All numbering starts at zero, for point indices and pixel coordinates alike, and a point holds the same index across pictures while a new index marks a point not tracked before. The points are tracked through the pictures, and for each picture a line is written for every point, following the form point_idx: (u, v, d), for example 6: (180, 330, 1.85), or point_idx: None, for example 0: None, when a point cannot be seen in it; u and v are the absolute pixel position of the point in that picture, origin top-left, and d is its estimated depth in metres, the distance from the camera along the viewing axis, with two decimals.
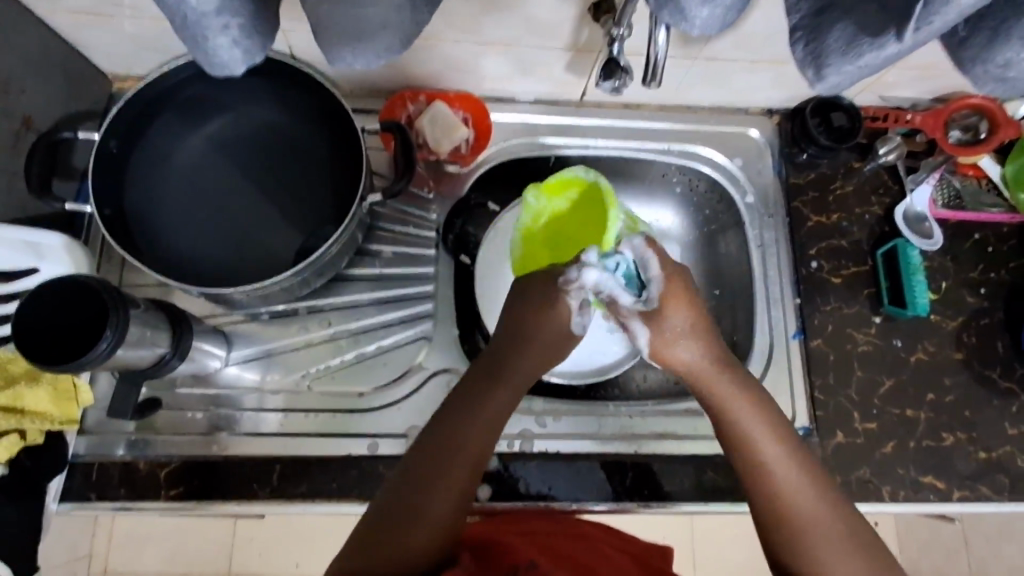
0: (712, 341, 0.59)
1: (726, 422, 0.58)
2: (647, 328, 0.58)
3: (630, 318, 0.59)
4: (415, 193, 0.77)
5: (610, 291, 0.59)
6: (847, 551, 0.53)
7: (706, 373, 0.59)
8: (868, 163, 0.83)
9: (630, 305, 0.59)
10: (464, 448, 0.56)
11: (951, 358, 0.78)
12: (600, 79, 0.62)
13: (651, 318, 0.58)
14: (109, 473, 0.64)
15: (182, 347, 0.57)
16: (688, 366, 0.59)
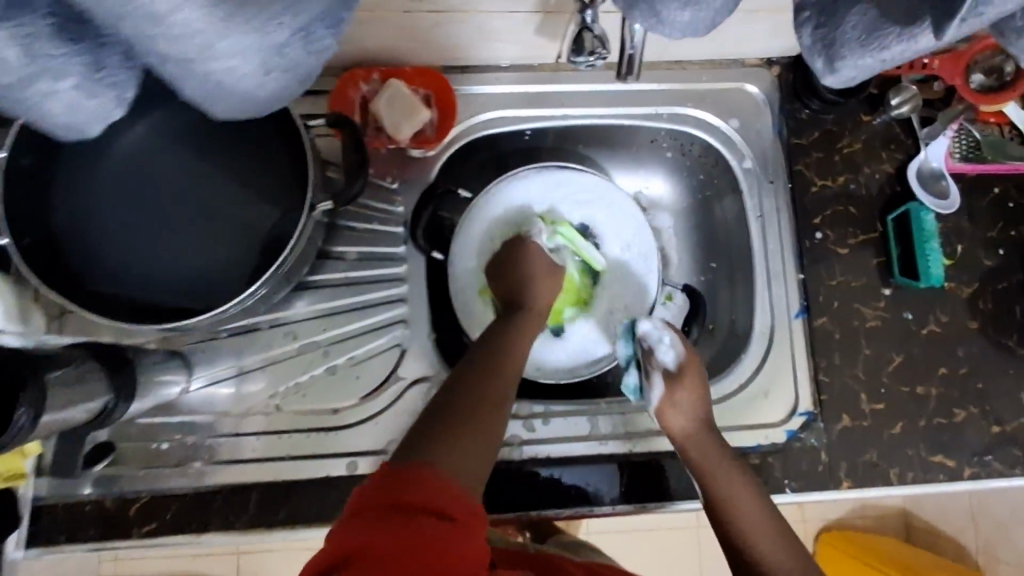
0: (706, 417, 0.64)
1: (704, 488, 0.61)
2: (667, 386, 0.66)
3: (655, 372, 0.67)
4: (377, 184, 0.70)
5: (653, 343, 0.68)
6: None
7: (697, 439, 0.63)
8: (878, 116, 0.75)
9: (662, 362, 0.67)
10: (491, 381, 0.56)
11: (965, 327, 0.72)
12: (571, 54, 0.54)
13: (674, 378, 0.66)
14: (77, 514, 0.61)
15: (128, 389, 0.52)
16: (678, 431, 0.64)
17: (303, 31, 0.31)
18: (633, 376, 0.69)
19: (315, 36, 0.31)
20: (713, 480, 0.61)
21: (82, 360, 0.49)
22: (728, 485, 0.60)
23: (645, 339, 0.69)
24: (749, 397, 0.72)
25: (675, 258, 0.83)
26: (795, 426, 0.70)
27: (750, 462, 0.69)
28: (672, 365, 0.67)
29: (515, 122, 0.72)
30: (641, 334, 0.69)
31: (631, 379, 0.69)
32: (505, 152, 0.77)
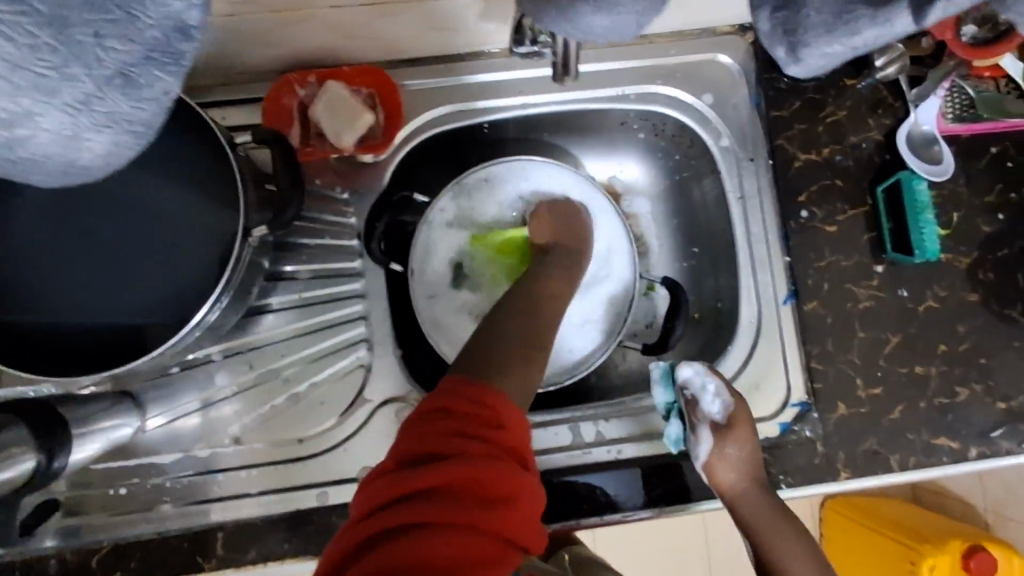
0: (758, 469, 0.61)
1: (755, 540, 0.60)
2: (716, 441, 0.61)
3: (702, 425, 0.62)
4: (326, 194, 0.65)
5: (696, 392, 0.63)
6: None
7: (746, 497, 0.60)
8: (862, 80, 0.69)
9: (709, 412, 0.62)
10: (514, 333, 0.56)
11: (966, 301, 0.68)
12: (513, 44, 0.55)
13: (722, 432, 0.61)
14: (36, 569, 0.58)
15: (63, 445, 0.49)
16: (728, 489, 0.60)
17: (122, 78, 0.30)
18: (674, 427, 0.63)
19: (142, 81, 0.30)
20: (762, 532, 0.59)
21: (9, 421, 0.45)
22: (777, 538, 0.59)
23: (686, 387, 0.64)
24: (740, 391, 0.68)
25: (656, 246, 0.79)
26: (788, 418, 0.66)
27: None
28: (719, 415, 0.62)
29: (471, 115, 0.67)
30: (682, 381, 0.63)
31: (673, 430, 0.63)
32: (465, 147, 0.72)
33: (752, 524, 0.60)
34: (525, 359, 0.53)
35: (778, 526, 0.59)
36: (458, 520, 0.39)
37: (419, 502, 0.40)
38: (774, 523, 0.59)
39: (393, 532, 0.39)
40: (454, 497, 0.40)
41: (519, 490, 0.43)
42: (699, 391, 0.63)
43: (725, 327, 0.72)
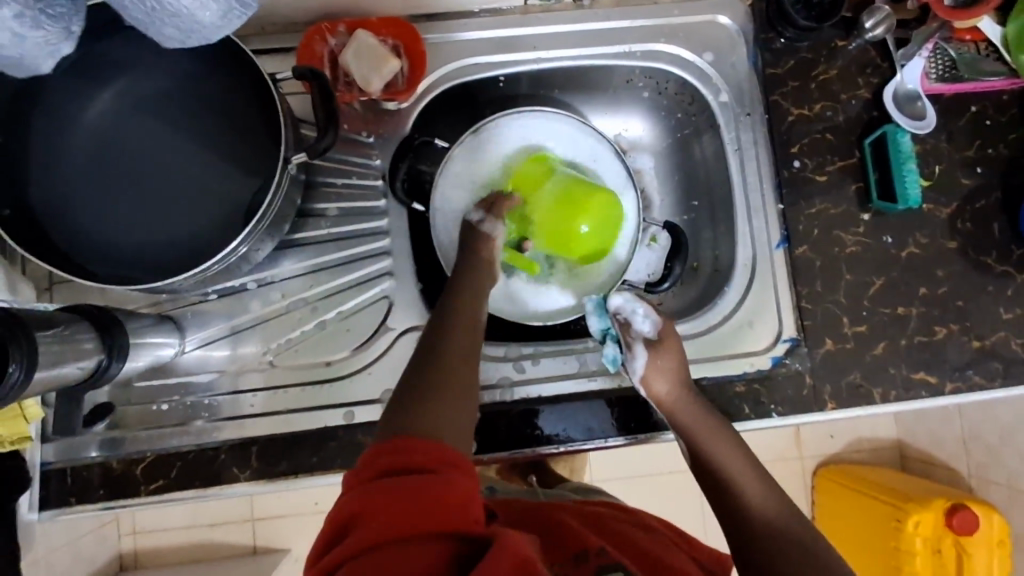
0: (689, 381, 0.66)
1: (696, 453, 0.62)
2: (649, 355, 0.66)
3: (635, 342, 0.67)
4: (352, 138, 0.70)
5: (628, 315, 0.69)
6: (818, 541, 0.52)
7: (680, 407, 0.64)
8: (853, 41, 0.74)
9: (641, 332, 0.68)
10: (456, 359, 0.52)
11: (946, 248, 0.73)
12: None
13: (652, 347, 0.67)
14: (85, 476, 0.63)
15: (120, 347, 0.54)
16: (661, 400, 0.65)
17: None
18: (612, 348, 0.69)
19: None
20: (701, 442, 0.61)
21: (76, 320, 0.51)
22: (716, 447, 0.61)
23: (619, 312, 0.70)
24: (735, 328, 0.73)
25: (657, 200, 0.85)
26: (779, 352, 0.71)
27: (736, 390, 0.71)
28: (650, 333, 0.68)
29: (488, 68, 0.72)
30: (614, 308, 0.70)
31: (609, 351, 0.69)
32: (480, 100, 0.77)
33: (689, 433, 0.62)
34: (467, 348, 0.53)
35: (719, 439, 0.61)
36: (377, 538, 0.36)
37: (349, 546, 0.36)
38: (710, 436, 0.62)
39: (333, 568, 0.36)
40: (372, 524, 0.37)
41: (456, 490, 0.39)
42: (632, 317, 0.69)
43: (721, 273, 0.78)
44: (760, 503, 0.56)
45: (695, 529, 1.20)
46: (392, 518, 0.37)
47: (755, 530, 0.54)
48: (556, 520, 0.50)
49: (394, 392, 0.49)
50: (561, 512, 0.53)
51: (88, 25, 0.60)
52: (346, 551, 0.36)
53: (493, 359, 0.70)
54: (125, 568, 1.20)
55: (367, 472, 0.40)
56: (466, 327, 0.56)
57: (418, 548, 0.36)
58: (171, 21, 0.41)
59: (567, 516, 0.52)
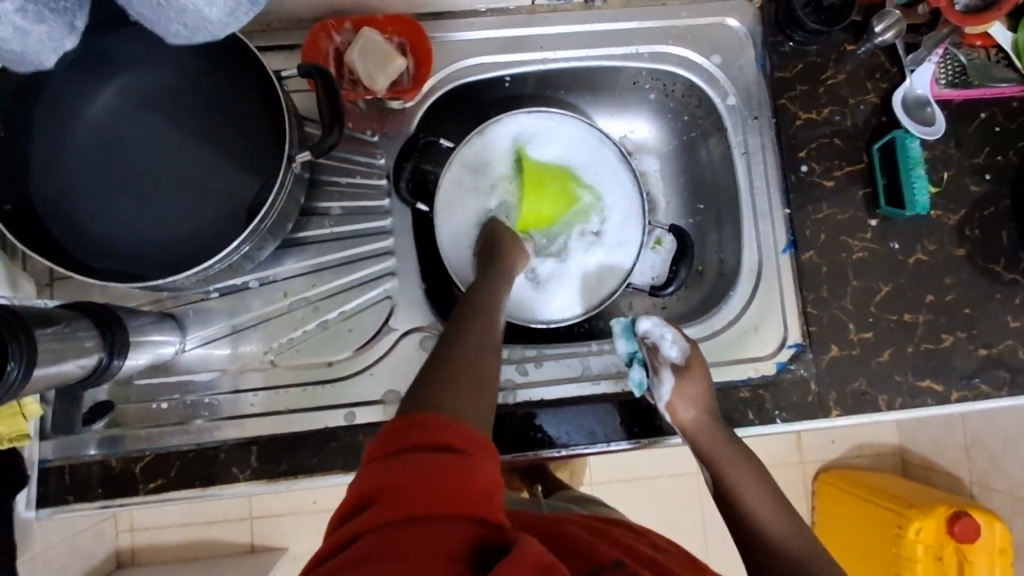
0: (714, 408, 0.66)
1: (719, 479, 0.64)
2: (677, 382, 0.66)
3: (664, 368, 0.67)
4: (357, 137, 0.70)
5: (656, 340, 0.69)
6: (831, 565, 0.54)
7: (708, 433, 0.64)
8: (862, 45, 0.74)
9: (669, 357, 0.68)
10: (473, 357, 0.51)
11: (953, 255, 0.72)
12: None
13: (680, 373, 0.66)
14: (84, 474, 0.63)
15: (121, 345, 0.54)
16: (689, 426, 0.65)
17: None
18: (638, 372, 0.68)
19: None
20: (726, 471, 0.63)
21: (77, 317, 0.50)
22: (742, 478, 0.63)
23: (647, 337, 0.69)
24: (739, 333, 0.72)
25: (663, 203, 0.84)
26: (784, 358, 0.70)
27: (740, 395, 0.70)
28: (679, 359, 0.68)
29: (494, 68, 0.72)
30: (642, 332, 0.69)
31: (636, 376, 0.68)
32: (485, 100, 0.76)
33: (713, 459, 0.64)
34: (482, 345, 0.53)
35: (743, 470, 0.63)
36: (398, 517, 0.35)
37: (369, 520, 0.36)
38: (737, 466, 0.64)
39: (347, 543, 0.35)
40: (395, 502, 0.36)
41: (477, 483, 0.38)
42: (660, 343, 0.69)
43: (727, 278, 0.77)
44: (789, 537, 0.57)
45: (695, 533, 1.20)
46: (420, 491, 0.36)
47: (769, 549, 0.57)
48: (561, 533, 0.49)
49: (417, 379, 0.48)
50: (563, 522, 0.51)
51: (93, 19, 0.60)
52: (368, 522, 0.35)
53: None
54: (122, 564, 1.20)
55: (392, 447, 0.40)
56: (479, 326, 0.55)
57: (439, 532, 0.35)
58: (175, 18, 0.41)
59: (570, 526, 0.51)
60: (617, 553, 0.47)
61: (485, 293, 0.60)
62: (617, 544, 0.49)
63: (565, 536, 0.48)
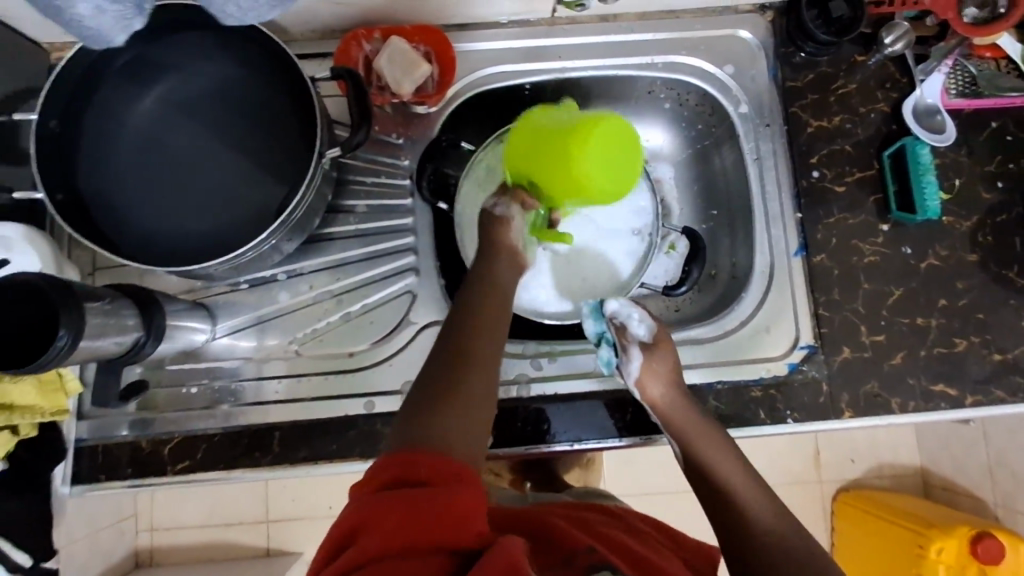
0: (683, 385, 0.66)
1: (691, 456, 0.62)
2: (644, 358, 0.66)
3: (630, 345, 0.67)
4: (383, 139, 0.73)
5: (624, 320, 0.69)
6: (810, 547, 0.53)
7: (676, 409, 0.64)
8: (873, 56, 0.76)
9: (637, 336, 0.68)
10: (476, 367, 0.53)
11: (966, 260, 0.73)
12: None
13: (648, 349, 0.67)
14: (116, 454, 0.65)
15: (157, 327, 0.57)
16: (658, 403, 0.65)
17: None
18: (607, 351, 0.69)
19: None
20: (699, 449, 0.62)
21: (119, 298, 0.54)
22: (716, 455, 0.61)
23: (614, 317, 0.70)
24: (751, 333, 0.73)
25: (677, 209, 0.86)
26: (796, 359, 0.71)
27: (752, 394, 0.71)
28: (646, 337, 0.68)
29: (514, 76, 0.75)
30: (611, 312, 0.70)
31: (604, 354, 0.69)
32: (506, 107, 0.80)
33: (683, 436, 0.63)
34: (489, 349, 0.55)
35: (715, 446, 0.62)
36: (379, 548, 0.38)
37: (354, 553, 0.39)
38: (711, 444, 0.62)
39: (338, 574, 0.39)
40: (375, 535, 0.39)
41: (454, 509, 0.40)
42: (628, 322, 0.69)
43: (739, 281, 0.78)
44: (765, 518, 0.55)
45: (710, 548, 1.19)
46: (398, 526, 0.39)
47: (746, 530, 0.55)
48: (540, 522, 0.51)
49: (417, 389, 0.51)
50: (546, 514, 0.53)
51: (144, 26, 0.65)
52: (355, 556, 0.38)
53: (511, 356, 0.71)
54: (140, 564, 1.22)
55: (378, 480, 0.42)
56: (490, 331, 0.57)
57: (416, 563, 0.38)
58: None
59: (553, 518, 0.52)
60: (595, 543, 0.49)
61: (498, 289, 0.62)
62: (599, 535, 0.51)
63: (544, 527, 0.50)
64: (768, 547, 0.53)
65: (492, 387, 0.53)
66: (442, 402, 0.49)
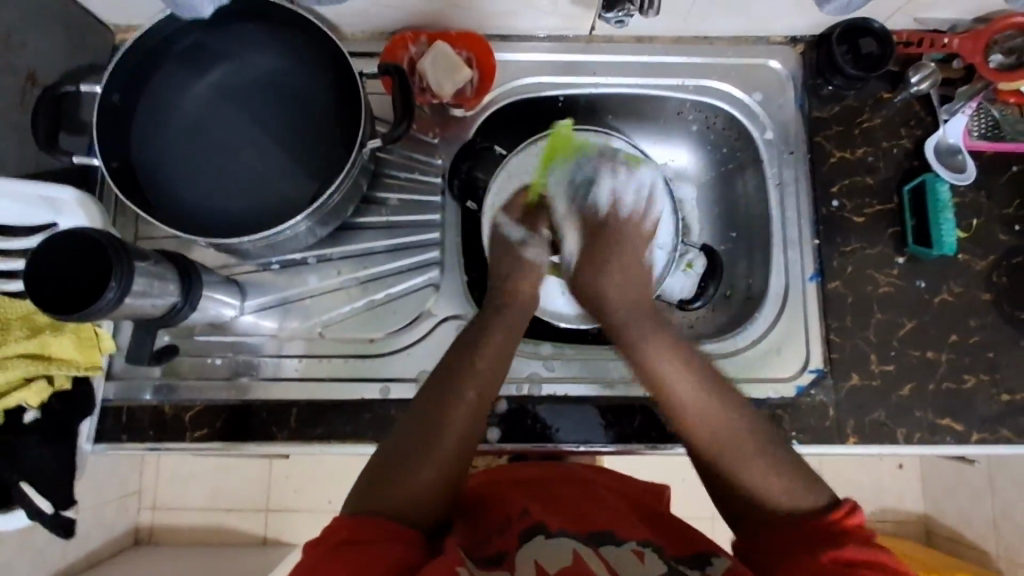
0: (641, 302, 0.69)
1: (653, 375, 0.63)
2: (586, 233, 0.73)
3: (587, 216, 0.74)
4: (420, 138, 0.77)
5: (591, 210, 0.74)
6: (787, 496, 0.54)
7: (628, 328, 0.67)
8: (898, 94, 0.78)
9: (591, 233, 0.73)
10: (448, 439, 0.54)
11: (979, 298, 0.74)
12: (605, 11, 0.68)
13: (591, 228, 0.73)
14: (139, 417, 0.68)
15: (194, 296, 0.60)
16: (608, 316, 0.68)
17: None
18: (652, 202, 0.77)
19: None
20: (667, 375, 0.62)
21: (163, 262, 0.58)
22: (682, 385, 0.61)
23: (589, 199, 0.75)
24: (763, 353, 0.75)
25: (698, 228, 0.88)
26: (805, 381, 0.73)
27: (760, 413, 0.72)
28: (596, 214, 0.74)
29: (551, 88, 0.78)
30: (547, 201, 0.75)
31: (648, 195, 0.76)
32: (540, 117, 0.83)
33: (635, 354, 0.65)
34: (490, 375, 0.59)
35: (683, 375, 0.61)
36: None
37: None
38: (676, 371, 0.62)
39: None
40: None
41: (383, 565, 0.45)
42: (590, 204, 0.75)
43: (754, 301, 0.80)
44: (767, 496, 0.54)
45: None
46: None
47: (734, 488, 0.56)
48: (490, 496, 0.61)
49: (416, 407, 0.57)
50: (510, 490, 0.61)
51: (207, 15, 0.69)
52: None
53: (525, 355, 0.73)
54: (139, 541, 1.22)
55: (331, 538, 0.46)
56: (490, 364, 0.60)
57: None
58: None
59: (515, 494, 0.60)
60: (531, 504, 0.58)
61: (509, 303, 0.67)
62: (550, 502, 0.59)
63: (499, 505, 0.59)
64: (761, 520, 0.54)
65: (480, 411, 0.57)
66: (404, 470, 0.52)
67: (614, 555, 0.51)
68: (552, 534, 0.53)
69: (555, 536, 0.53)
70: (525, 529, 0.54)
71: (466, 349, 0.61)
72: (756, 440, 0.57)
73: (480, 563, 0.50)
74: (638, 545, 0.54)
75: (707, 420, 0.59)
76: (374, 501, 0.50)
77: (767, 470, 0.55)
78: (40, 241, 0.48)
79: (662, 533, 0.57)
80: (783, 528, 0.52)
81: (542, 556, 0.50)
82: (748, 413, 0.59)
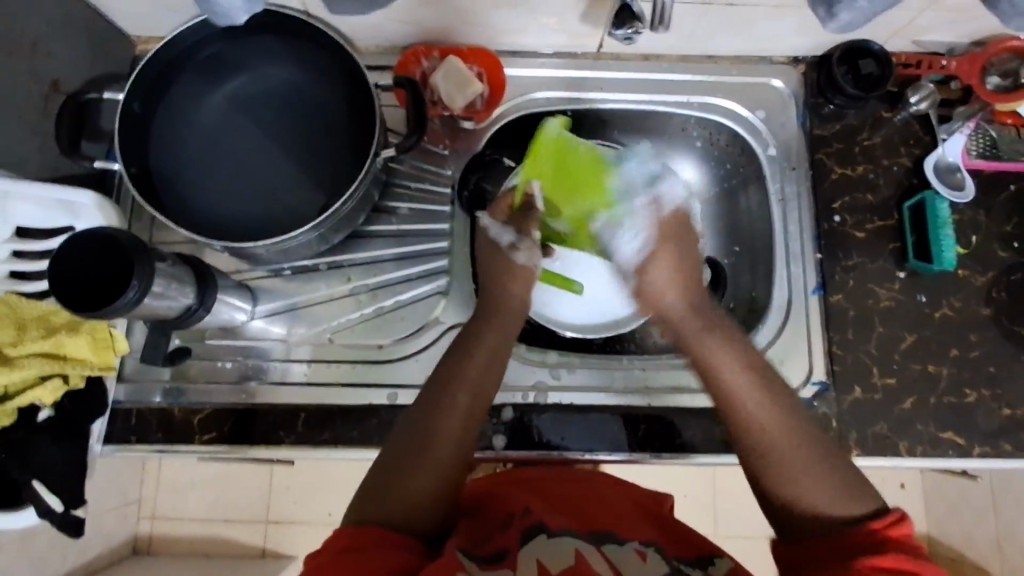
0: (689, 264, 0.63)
1: (706, 373, 0.59)
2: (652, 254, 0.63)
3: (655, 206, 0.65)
4: (431, 150, 0.79)
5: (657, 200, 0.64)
6: (838, 497, 0.52)
7: (671, 299, 0.62)
8: (898, 113, 0.80)
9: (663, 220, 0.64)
10: (444, 442, 0.54)
11: (979, 314, 0.75)
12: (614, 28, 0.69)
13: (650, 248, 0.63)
14: (148, 419, 0.69)
15: (208, 298, 0.62)
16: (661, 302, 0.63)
17: None
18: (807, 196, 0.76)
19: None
20: (714, 365, 0.58)
21: (179, 265, 0.59)
22: (727, 368, 0.57)
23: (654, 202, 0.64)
24: None
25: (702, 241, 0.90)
26: (807, 394, 0.73)
27: None
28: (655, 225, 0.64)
29: (560, 104, 0.80)
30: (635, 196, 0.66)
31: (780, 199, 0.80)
32: None
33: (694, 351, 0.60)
34: (492, 366, 0.60)
35: (728, 357, 0.58)
36: None
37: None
38: (723, 361, 0.58)
39: None
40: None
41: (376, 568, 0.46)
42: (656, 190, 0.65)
43: (757, 314, 0.81)
44: (820, 504, 0.52)
45: None
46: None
47: (781, 491, 0.53)
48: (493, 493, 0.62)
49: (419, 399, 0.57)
50: (513, 490, 0.61)
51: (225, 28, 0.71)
52: None
53: (531, 364, 0.74)
54: (138, 550, 1.22)
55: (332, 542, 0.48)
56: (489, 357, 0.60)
57: None
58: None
59: (517, 493, 0.61)
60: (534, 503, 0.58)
61: None
62: (551, 501, 0.59)
63: (502, 503, 0.59)
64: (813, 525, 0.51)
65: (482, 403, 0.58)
66: (401, 475, 0.52)
67: (618, 556, 0.52)
68: (554, 533, 0.53)
69: (559, 535, 0.53)
70: (528, 526, 0.54)
71: (464, 346, 0.60)
72: (813, 441, 0.54)
73: (480, 558, 0.50)
74: (641, 545, 0.54)
75: (766, 429, 0.54)
76: (372, 504, 0.51)
77: (816, 470, 0.53)
78: (62, 243, 0.50)
79: (666, 536, 0.58)
80: (831, 538, 0.50)
81: (544, 556, 0.50)
82: (794, 405, 0.56)
